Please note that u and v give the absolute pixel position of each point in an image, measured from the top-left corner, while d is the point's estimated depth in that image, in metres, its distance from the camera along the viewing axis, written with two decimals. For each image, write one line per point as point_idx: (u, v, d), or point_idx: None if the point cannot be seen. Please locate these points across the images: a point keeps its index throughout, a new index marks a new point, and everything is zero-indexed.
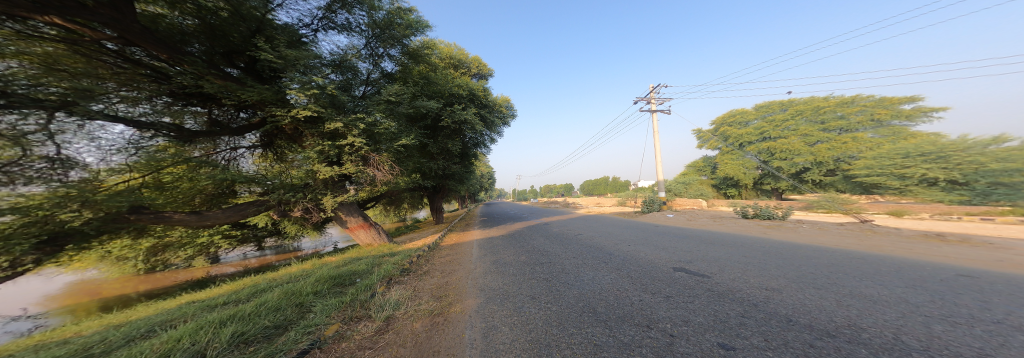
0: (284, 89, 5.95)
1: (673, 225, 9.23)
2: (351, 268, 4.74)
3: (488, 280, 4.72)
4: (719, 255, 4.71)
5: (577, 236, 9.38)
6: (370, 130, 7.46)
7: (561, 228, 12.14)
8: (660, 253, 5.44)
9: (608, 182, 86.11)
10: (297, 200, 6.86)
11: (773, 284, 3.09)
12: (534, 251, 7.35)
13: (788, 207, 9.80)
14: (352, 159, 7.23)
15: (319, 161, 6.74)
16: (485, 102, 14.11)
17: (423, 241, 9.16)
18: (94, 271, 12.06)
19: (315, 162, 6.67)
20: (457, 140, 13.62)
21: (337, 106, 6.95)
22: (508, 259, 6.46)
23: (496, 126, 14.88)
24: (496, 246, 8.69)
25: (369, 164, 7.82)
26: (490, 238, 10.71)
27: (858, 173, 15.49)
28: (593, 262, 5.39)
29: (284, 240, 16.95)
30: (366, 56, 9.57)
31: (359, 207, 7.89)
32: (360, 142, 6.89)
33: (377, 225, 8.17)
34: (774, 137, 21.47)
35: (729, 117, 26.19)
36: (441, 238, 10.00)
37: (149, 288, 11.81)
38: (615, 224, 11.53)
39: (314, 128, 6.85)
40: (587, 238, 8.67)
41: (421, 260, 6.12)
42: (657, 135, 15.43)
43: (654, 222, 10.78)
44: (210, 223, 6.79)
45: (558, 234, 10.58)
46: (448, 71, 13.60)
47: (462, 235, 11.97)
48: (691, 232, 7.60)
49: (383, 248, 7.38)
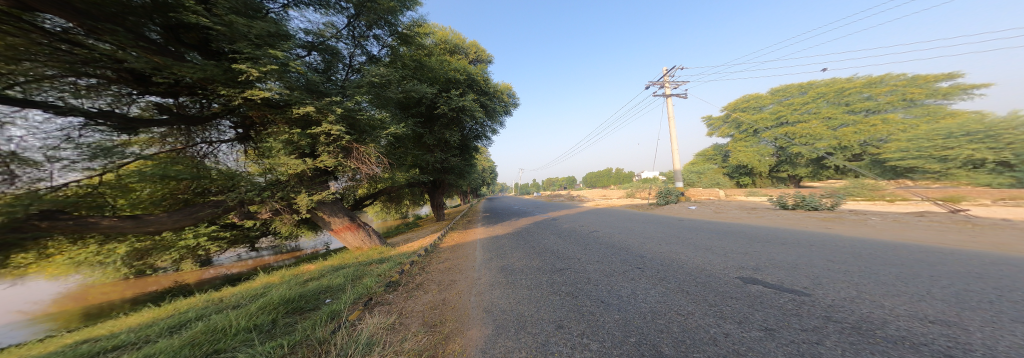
0: (233, 64, 4.84)
1: (700, 218, 8.19)
2: (320, 283, 3.73)
3: (495, 296, 3.73)
4: (792, 259, 3.64)
5: (592, 233, 8.34)
6: (351, 116, 6.45)
7: (570, 224, 11.11)
8: (707, 255, 4.38)
9: (610, 174, 84.97)
10: (264, 200, 5.84)
11: (932, 312, 2.02)
12: (546, 253, 6.35)
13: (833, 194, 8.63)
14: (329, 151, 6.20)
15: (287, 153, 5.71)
16: (484, 89, 12.97)
17: (420, 242, 8.18)
18: (77, 280, 11.19)
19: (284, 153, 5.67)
20: (455, 129, 12.53)
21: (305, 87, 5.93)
22: (518, 265, 5.47)
23: (498, 114, 13.81)
24: (503, 247, 7.68)
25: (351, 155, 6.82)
26: (494, 237, 9.71)
27: (890, 157, 14.34)
28: (623, 269, 4.37)
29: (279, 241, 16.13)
30: (347, 36, 8.48)
31: (343, 207, 6.86)
32: (337, 129, 5.87)
33: (367, 226, 7.15)
34: (792, 121, 20.33)
35: (742, 103, 25.00)
36: (441, 238, 9.00)
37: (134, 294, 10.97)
38: (631, 219, 10.48)
39: (280, 112, 5.81)
40: (605, 235, 7.68)
41: (414, 268, 5.12)
42: (672, 120, 14.24)
43: (676, 215, 9.76)
44: (149, 229, 5.67)
45: (570, 230, 9.56)
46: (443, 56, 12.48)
47: (464, 233, 10.97)
48: (729, 227, 6.54)
49: (372, 253, 6.38)
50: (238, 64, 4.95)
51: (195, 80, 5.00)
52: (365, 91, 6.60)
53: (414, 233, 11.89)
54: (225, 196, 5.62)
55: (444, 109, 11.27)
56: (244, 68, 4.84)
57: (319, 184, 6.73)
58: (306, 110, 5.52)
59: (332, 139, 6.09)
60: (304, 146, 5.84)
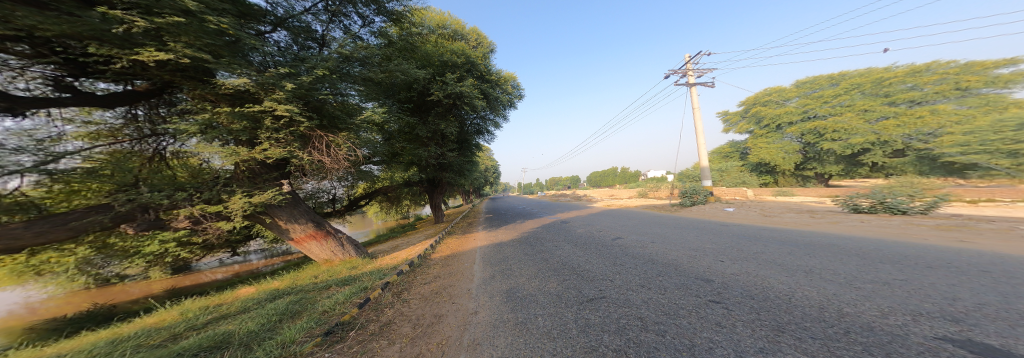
0: (105, 9, 3.27)
1: (751, 223, 6.71)
2: (210, 340, 2.27)
3: (496, 355, 2.30)
4: (1007, 304, 2.12)
5: (615, 241, 6.89)
6: (308, 94, 5.11)
7: (586, 228, 9.63)
8: (817, 283, 2.91)
9: (615, 173, 83.02)
10: (177, 202, 4.50)
11: None
12: (566, 271, 4.92)
13: (917, 189, 7.22)
14: (274, 139, 4.84)
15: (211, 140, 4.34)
16: (485, 75, 11.64)
17: (407, 251, 6.80)
18: (47, 295, 9.93)
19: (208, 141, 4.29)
20: (451, 120, 11.25)
21: (243, 56, 4.55)
22: (530, 292, 4.02)
23: (502, 103, 12.45)
24: (508, 259, 6.27)
25: (310, 145, 5.47)
26: (497, 245, 8.28)
27: (944, 152, 12.67)
28: (694, 302, 2.91)
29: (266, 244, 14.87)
30: (321, 10, 7.13)
31: (308, 211, 5.47)
32: (284, 110, 4.53)
33: (337, 236, 5.72)
34: (821, 115, 19.43)
35: (762, 97, 24.00)
36: (433, 246, 7.61)
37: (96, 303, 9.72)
38: (658, 223, 8.99)
39: (205, 87, 4.37)
40: (635, 244, 6.25)
41: (385, 296, 3.72)
42: (698, 111, 12.72)
43: (712, 218, 8.29)
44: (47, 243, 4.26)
45: (587, 237, 8.11)
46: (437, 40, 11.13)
47: (462, 239, 9.59)
48: (802, 235, 5.04)
49: (339, 269, 5.01)
50: (120, 11, 3.43)
51: (62, 37, 3.46)
52: (329, 63, 5.25)
53: (406, 237, 10.54)
54: (119, 203, 4.22)
55: (438, 96, 9.96)
56: (129, 17, 3.34)
57: (269, 182, 5.37)
58: (237, 82, 4.12)
59: (280, 123, 4.75)
60: (238, 131, 4.47)
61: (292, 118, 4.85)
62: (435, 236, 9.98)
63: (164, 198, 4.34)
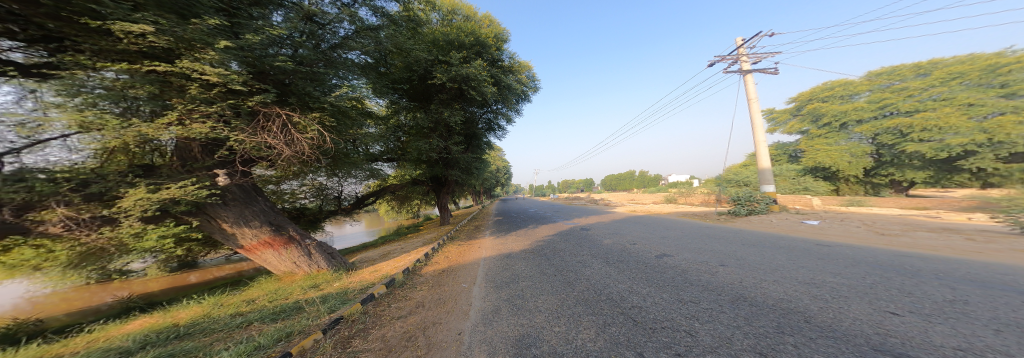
0: None
1: (871, 249, 4.73)
2: None
3: None
4: None
5: (660, 260, 5.19)
6: (254, 55, 4.08)
7: (614, 239, 7.82)
8: None
9: (632, 176, 79.30)
10: (46, 197, 3.63)
11: None
12: (613, 310, 3.25)
13: None
14: (199, 113, 3.86)
15: (104, 110, 3.46)
16: (497, 58, 10.51)
17: (392, 265, 5.46)
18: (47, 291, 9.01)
19: (93, 110, 3.37)
20: (456, 108, 10.16)
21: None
22: (557, 351, 2.42)
23: (518, 92, 11.23)
24: (522, 281, 4.73)
25: (257, 126, 4.41)
26: (505, 257, 6.84)
27: None
28: None
29: None
30: None
31: (264, 214, 4.55)
32: (207, 71, 3.47)
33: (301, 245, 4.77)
34: (905, 110, 18.33)
35: (824, 91, 23.02)
36: (425, 257, 6.34)
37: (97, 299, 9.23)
38: (706, 234, 7.18)
39: (110, 42, 3.54)
40: (691, 267, 4.55)
41: (325, 344, 2.37)
42: (755, 102, 10.57)
43: (788, 233, 6.38)
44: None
45: (619, 251, 6.33)
46: (439, 21, 10.13)
47: (465, 247, 8.26)
48: (993, 277, 3.17)
49: (297, 289, 3.66)
50: None
51: None
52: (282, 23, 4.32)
53: (403, 241, 9.49)
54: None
55: (442, 81, 8.84)
56: None
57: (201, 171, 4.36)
58: (135, 29, 3.18)
59: (211, 93, 3.78)
60: (144, 100, 3.57)
61: (228, 86, 3.89)
62: (437, 242, 8.76)
63: (19, 193, 3.41)
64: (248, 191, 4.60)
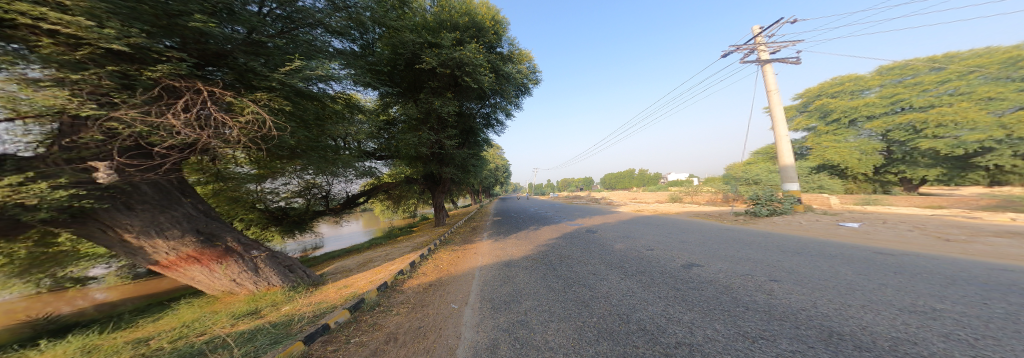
0: None
1: (950, 260, 3.89)
2: None
3: None
4: None
5: (689, 272, 4.35)
6: (155, 11, 3.27)
7: (626, 243, 6.96)
8: None
9: (632, 175, 78.59)
10: None
11: None
12: (654, 351, 2.34)
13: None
14: (59, 83, 2.94)
15: None
16: (495, 43, 9.66)
17: (360, 278, 4.57)
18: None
19: None
20: (448, 97, 9.28)
21: None
22: None
23: (517, 83, 10.38)
24: (525, 301, 3.86)
25: (164, 106, 3.44)
26: (504, 265, 6.01)
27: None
28: None
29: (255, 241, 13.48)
30: None
31: (189, 223, 4.05)
32: (60, 20, 2.69)
33: (236, 258, 4.40)
34: (919, 106, 17.99)
35: (832, 87, 22.71)
36: (409, 268, 5.40)
37: (48, 308, 8.23)
38: (730, 237, 6.36)
39: None
40: (732, 280, 3.69)
41: None
42: (775, 94, 9.92)
43: (830, 238, 5.55)
44: None
45: (635, 259, 5.48)
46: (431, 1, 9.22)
47: (459, 253, 7.38)
48: None
49: (203, 323, 2.60)
50: None
51: None
52: None
53: (391, 246, 8.62)
54: None
55: (433, 65, 7.96)
56: None
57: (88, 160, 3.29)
58: None
59: (72, 53, 2.92)
60: None
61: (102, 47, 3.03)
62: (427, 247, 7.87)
63: None
64: (168, 192, 4.03)
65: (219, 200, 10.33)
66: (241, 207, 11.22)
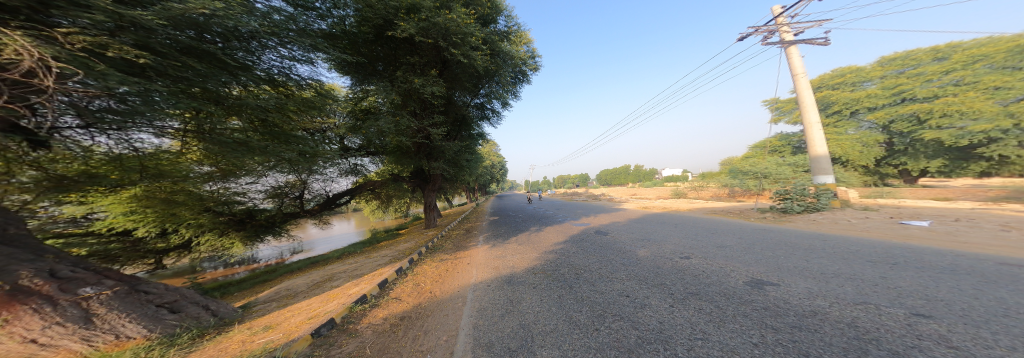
0: None
1: None
2: None
3: None
4: None
5: (762, 292, 3.18)
6: None
7: (651, 250, 5.82)
8: None
9: (627, 171, 78.31)
10: None
11: None
12: None
13: None
14: None
15: None
16: (489, 14, 8.36)
17: (297, 319, 3.28)
18: None
19: None
20: (431, 74, 7.97)
21: None
22: None
23: (516, 64, 9.03)
24: (540, 350, 2.57)
25: None
26: (507, 286, 4.74)
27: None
28: None
29: (220, 248, 11.98)
30: None
31: None
32: None
33: (38, 306, 2.44)
34: (923, 97, 17.58)
35: (833, 79, 22.37)
36: (367, 298, 3.97)
37: None
38: (778, 240, 5.27)
39: None
40: (842, 311, 2.51)
41: None
42: (801, 78, 9.06)
43: (911, 243, 4.48)
44: None
45: (674, 272, 4.30)
46: None
47: (449, 266, 6.07)
48: None
49: None
50: None
51: None
52: None
53: (366, 256, 7.26)
54: None
55: (410, 32, 6.61)
56: None
57: None
58: None
59: None
60: None
61: None
62: (410, 257, 6.55)
63: None
64: None
65: (152, 202, 8.37)
66: (193, 209, 9.37)
